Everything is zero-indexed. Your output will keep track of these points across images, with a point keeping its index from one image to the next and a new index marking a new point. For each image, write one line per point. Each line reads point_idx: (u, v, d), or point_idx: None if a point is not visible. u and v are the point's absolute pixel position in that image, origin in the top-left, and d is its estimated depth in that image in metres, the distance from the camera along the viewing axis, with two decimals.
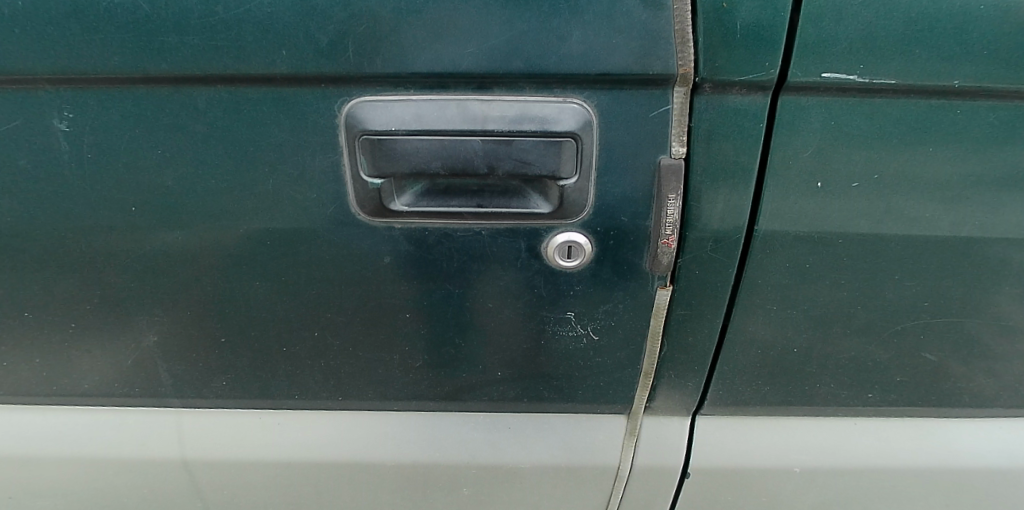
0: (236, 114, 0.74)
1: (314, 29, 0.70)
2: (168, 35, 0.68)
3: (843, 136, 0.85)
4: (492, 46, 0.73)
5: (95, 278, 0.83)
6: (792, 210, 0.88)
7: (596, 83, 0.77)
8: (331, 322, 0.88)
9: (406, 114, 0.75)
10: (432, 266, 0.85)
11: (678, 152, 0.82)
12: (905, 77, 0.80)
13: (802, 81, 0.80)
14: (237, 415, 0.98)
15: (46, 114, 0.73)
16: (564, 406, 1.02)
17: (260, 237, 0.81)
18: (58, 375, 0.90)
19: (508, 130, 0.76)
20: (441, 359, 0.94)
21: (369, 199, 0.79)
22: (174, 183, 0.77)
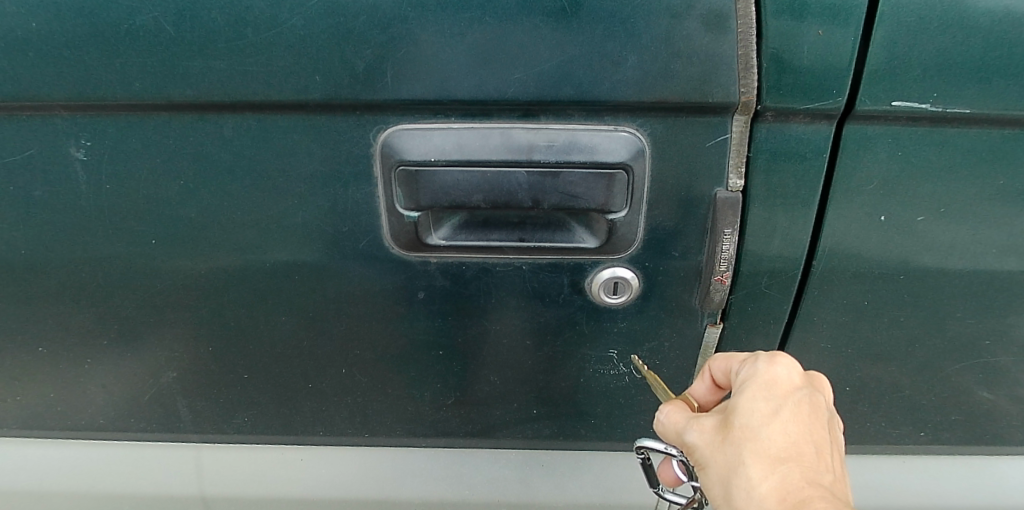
0: (265, 143, 0.69)
1: (350, 53, 0.64)
2: (194, 60, 0.63)
3: (910, 168, 0.79)
4: (541, 72, 0.67)
5: (112, 313, 0.78)
6: (852, 245, 0.83)
7: (650, 111, 0.72)
8: (360, 358, 0.84)
9: (446, 143, 0.70)
10: (468, 302, 0.81)
11: (735, 184, 0.76)
12: (982, 106, 0.73)
13: (871, 110, 0.73)
14: (259, 449, 0.94)
15: (63, 142, 0.68)
16: (600, 443, 0.97)
17: (288, 271, 0.76)
18: (73, 410, 0.86)
19: (555, 161, 0.71)
20: (473, 396, 0.89)
21: (405, 232, 0.74)
22: (196, 215, 0.72)
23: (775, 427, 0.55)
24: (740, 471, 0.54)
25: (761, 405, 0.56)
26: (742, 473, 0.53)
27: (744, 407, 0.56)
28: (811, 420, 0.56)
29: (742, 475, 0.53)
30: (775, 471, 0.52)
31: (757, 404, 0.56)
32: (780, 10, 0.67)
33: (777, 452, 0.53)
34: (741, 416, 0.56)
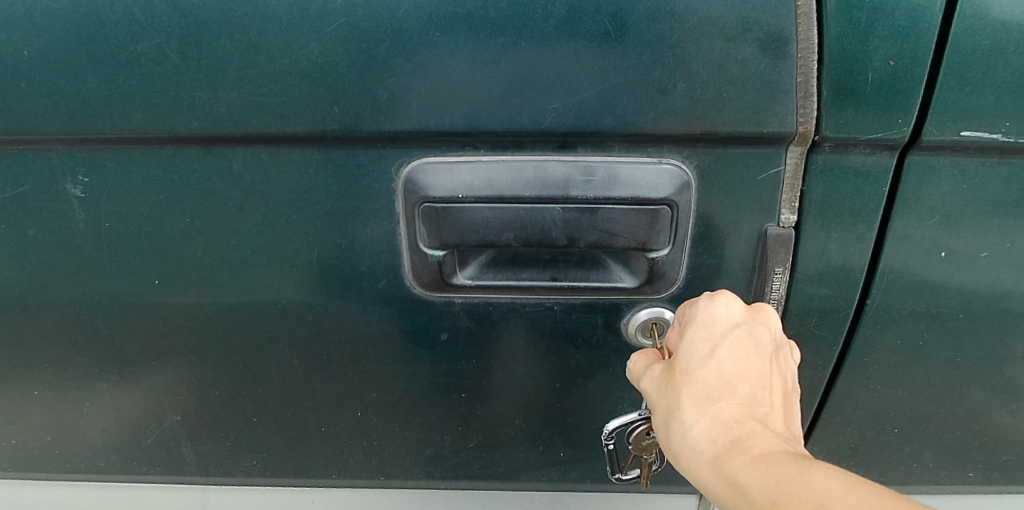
0: (278, 177, 0.63)
1: (372, 82, 0.58)
2: (200, 90, 0.57)
3: (974, 202, 0.70)
4: (580, 101, 0.61)
5: (111, 355, 0.73)
6: (909, 284, 0.76)
7: (697, 142, 0.65)
8: (376, 401, 0.78)
9: (475, 178, 0.64)
10: (494, 343, 0.75)
11: (787, 220, 0.70)
12: None
13: (939, 140, 0.64)
14: (268, 492, 0.88)
15: (58, 177, 0.63)
16: (631, 486, 0.90)
17: (300, 312, 0.71)
18: (71, 453, 0.81)
19: (593, 197, 0.65)
20: (498, 439, 0.83)
21: (428, 272, 0.68)
22: (202, 254, 0.67)
23: (710, 367, 0.53)
24: (679, 410, 0.52)
25: (699, 347, 0.54)
26: (677, 420, 0.52)
27: (684, 349, 0.55)
28: (754, 359, 0.53)
29: (678, 421, 0.52)
30: (706, 412, 0.51)
31: (695, 346, 0.54)
32: (845, 33, 0.60)
33: (709, 391, 0.52)
34: (680, 360, 0.55)
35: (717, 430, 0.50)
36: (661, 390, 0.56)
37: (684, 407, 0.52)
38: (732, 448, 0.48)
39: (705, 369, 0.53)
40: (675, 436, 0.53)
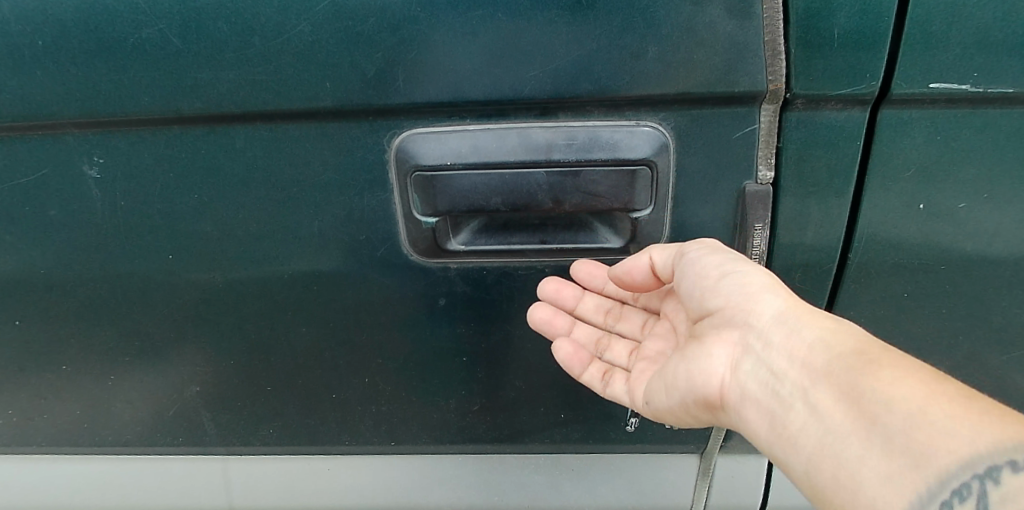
0: (278, 152, 0.67)
1: (360, 58, 0.63)
2: (202, 71, 0.62)
3: (949, 152, 0.72)
4: (558, 68, 0.64)
5: (133, 329, 0.78)
6: (890, 240, 0.77)
7: (674, 104, 0.69)
8: (382, 368, 0.82)
9: (462, 146, 0.68)
10: (491, 306, 0.79)
11: (764, 176, 0.73)
12: None
13: (908, 92, 0.67)
14: (284, 461, 0.92)
15: (74, 159, 0.67)
16: (632, 446, 0.93)
17: (306, 282, 0.75)
18: (103, 425, 0.86)
19: (575, 160, 0.69)
20: (500, 403, 0.87)
21: (423, 239, 0.72)
22: (211, 227, 0.71)
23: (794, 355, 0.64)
24: (883, 409, 0.47)
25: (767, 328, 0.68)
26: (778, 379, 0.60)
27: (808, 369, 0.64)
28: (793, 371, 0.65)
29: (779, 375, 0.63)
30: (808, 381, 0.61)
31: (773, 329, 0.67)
32: None
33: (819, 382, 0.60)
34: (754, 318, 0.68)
35: (917, 444, 0.45)
36: (845, 375, 0.52)
37: (862, 410, 0.49)
38: (917, 455, 0.44)
39: (985, 424, 0.44)
40: (829, 401, 0.52)
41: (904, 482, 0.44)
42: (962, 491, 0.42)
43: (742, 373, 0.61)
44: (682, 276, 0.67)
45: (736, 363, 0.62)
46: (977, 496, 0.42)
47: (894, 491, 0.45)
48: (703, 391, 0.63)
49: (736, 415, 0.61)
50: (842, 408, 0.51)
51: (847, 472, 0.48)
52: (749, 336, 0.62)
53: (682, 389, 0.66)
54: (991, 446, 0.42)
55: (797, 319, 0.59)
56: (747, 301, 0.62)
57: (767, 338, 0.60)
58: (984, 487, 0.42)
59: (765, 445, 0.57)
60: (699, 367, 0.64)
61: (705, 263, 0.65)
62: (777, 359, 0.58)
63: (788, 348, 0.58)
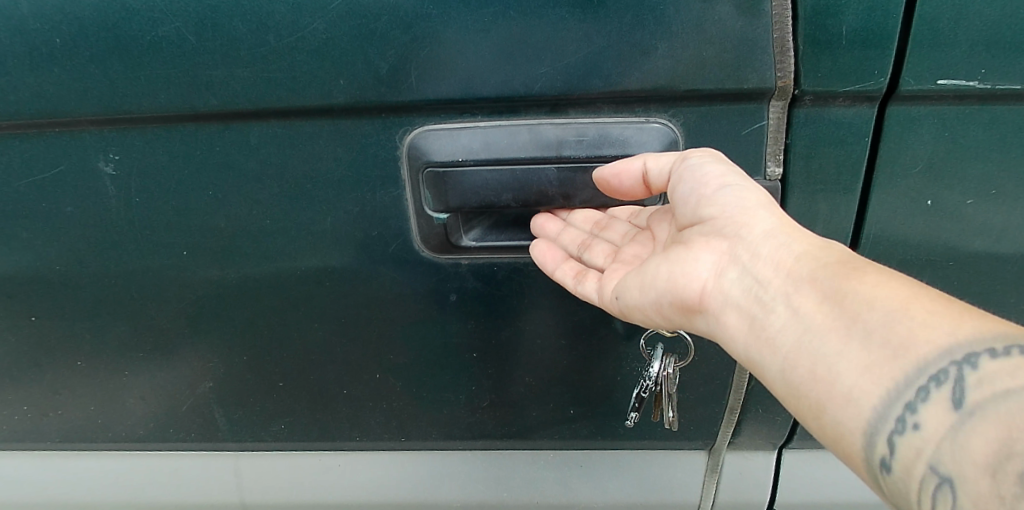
0: (292, 149, 0.68)
1: (374, 55, 0.63)
2: (217, 69, 0.63)
3: (959, 148, 0.72)
4: (569, 64, 0.65)
5: (147, 325, 0.79)
6: (899, 236, 0.77)
7: (683, 100, 0.69)
8: (393, 363, 0.83)
9: (474, 143, 0.68)
10: (501, 303, 0.79)
11: (773, 172, 0.73)
12: None
13: (916, 90, 0.67)
14: (295, 458, 0.93)
15: (91, 156, 0.68)
16: (641, 443, 0.94)
17: (318, 278, 0.76)
18: (117, 421, 0.87)
19: (585, 156, 0.69)
20: (509, 399, 0.87)
21: (435, 235, 0.73)
22: (225, 224, 0.72)
23: None
24: (869, 309, 0.48)
25: None
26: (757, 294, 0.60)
27: None
28: None
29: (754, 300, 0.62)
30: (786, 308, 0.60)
31: None
32: None
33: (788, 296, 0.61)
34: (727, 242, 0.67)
35: (898, 338, 0.46)
36: (831, 281, 0.52)
37: (847, 310, 0.49)
38: (897, 348, 0.45)
39: (966, 321, 0.45)
40: (814, 305, 0.52)
41: (882, 372, 0.45)
42: (939, 376, 0.43)
43: (727, 279, 0.58)
44: (681, 183, 0.62)
45: (721, 269, 0.59)
46: (954, 381, 0.42)
47: (874, 380, 0.46)
48: (683, 294, 0.61)
49: (714, 322, 0.59)
50: (827, 309, 0.51)
51: (827, 368, 0.49)
52: (737, 245, 0.59)
53: (660, 289, 0.62)
54: (971, 338, 0.43)
55: (783, 230, 0.58)
56: (743, 213, 0.59)
57: (754, 246, 0.58)
58: (961, 372, 0.42)
59: (742, 350, 0.56)
60: (684, 270, 0.61)
61: (707, 172, 0.60)
62: (764, 268, 0.56)
63: (775, 258, 0.56)
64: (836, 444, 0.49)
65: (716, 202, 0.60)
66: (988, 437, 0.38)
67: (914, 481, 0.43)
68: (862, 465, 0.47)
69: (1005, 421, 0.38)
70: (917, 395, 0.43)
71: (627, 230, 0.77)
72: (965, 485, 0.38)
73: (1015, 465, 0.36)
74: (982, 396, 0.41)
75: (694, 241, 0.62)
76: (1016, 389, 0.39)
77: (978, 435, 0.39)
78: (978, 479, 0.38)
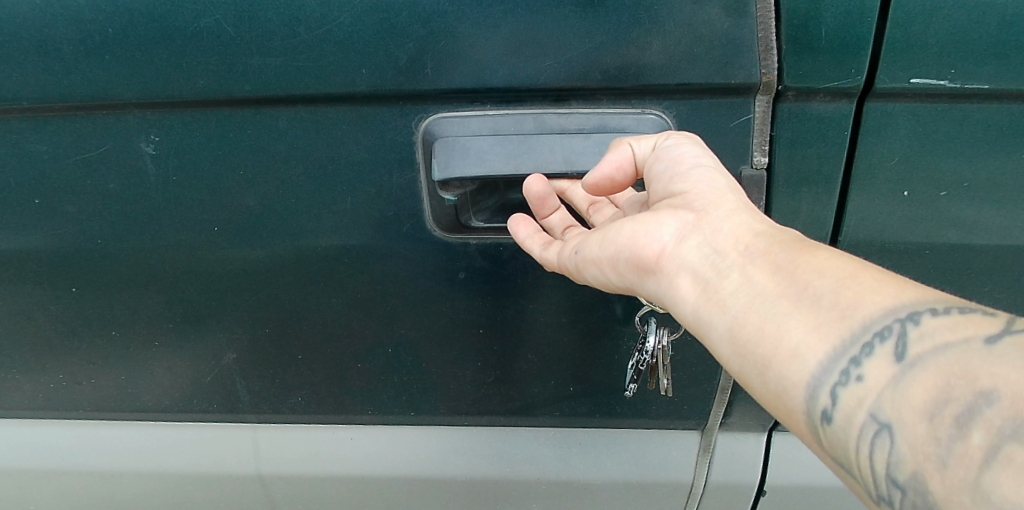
0: (317, 133, 0.75)
1: (393, 47, 0.70)
2: (252, 57, 0.69)
3: (932, 143, 0.77)
4: (571, 58, 0.71)
5: (178, 297, 0.85)
6: (880, 224, 0.83)
7: (675, 94, 0.75)
8: (405, 338, 0.89)
9: (484, 130, 0.74)
10: (507, 281, 0.85)
11: (758, 161, 0.80)
12: (999, 81, 0.72)
13: (890, 87, 0.73)
14: (312, 429, 0.99)
15: (133, 137, 0.74)
16: (637, 421, 0.99)
17: (337, 255, 0.82)
18: (146, 390, 0.93)
19: (585, 143, 0.75)
20: (513, 375, 0.93)
21: (445, 215, 0.79)
22: (253, 202, 0.78)
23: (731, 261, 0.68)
24: (820, 276, 0.52)
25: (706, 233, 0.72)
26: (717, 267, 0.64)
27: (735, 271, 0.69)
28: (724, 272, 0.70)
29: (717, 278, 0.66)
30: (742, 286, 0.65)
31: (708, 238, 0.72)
32: None
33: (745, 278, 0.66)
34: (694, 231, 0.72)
35: (845, 302, 0.50)
36: (787, 255, 0.56)
37: (800, 278, 0.53)
38: (844, 310, 0.50)
39: (908, 289, 0.50)
40: (766, 274, 0.56)
41: (829, 332, 0.50)
42: (884, 333, 0.48)
43: (687, 244, 0.61)
44: (656, 162, 0.67)
45: (683, 236, 0.62)
46: (897, 337, 0.47)
47: (821, 337, 0.50)
48: (642, 254, 0.63)
49: (666, 282, 0.62)
50: (779, 277, 0.55)
51: (775, 325, 0.52)
52: (701, 218, 0.62)
53: (620, 248, 0.65)
54: (912, 301, 0.49)
55: (744, 212, 0.63)
56: (711, 191, 0.64)
57: (718, 221, 0.61)
58: (904, 329, 0.47)
59: (691, 312, 0.59)
60: (646, 232, 0.64)
61: (682, 152, 0.66)
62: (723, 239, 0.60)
63: (734, 234, 0.60)
64: (777, 400, 0.53)
65: (688, 179, 0.64)
66: (926, 385, 0.43)
67: (854, 428, 0.47)
68: (801, 420, 0.51)
69: (941, 372, 0.43)
70: (862, 351, 0.48)
71: (614, 213, 0.80)
72: (902, 429, 0.43)
73: (951, 408, 0.41)
74: (923, 349, 0.46)
75: (661, 211, 0.65)
76: (955, 345, 0.45)
77: (918, 384, 0.44)
78: (915, 423, 0.42)
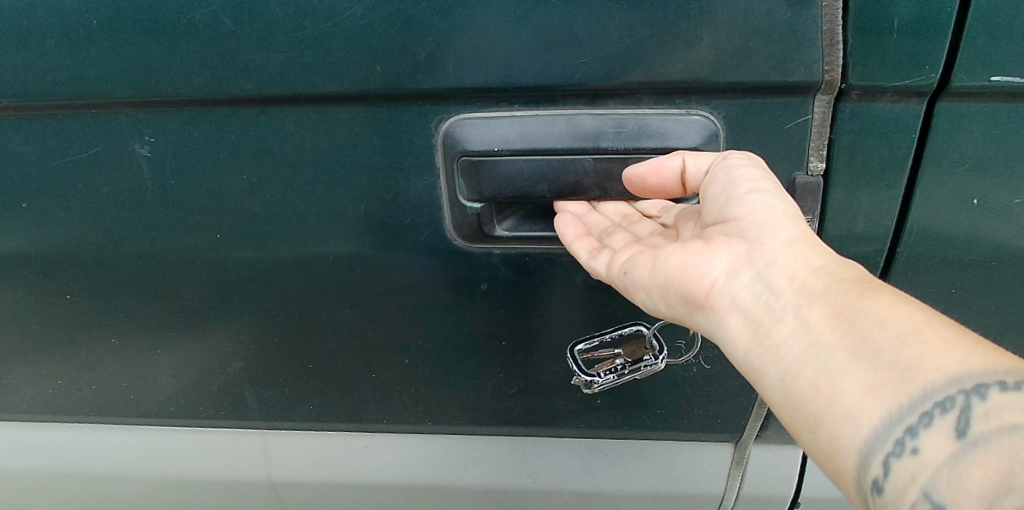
0: (327, 135, 0.68)
1: (411, 41, 0.62)
2: (253, 53, 0.62)
3: (1011, 147, 0.66)
4: (609, 54, 0.63)
5: (180, 306, 0.80)
6: (949, 244, 0.72)
7: (726, 93, 0.66)
8: (421, 349, 0.84)
9: (510, 132, 0.67)
10: (532, 293, 0.79)
11: (816, 167, 0.70)
12: None
13: (968, 86, 0.62)
14: (325, 436, 0.95)
15: (126, 138, 0.68)
16: (666, 433, 0.94)
17: (349, 264, 0.76)
18: (150, 397, 0.89)
19: (623, 148, 0.67)
20: (536, 387, 0.88)
21: (467, 223, 0.72)
22: (258, 208, 0.72)
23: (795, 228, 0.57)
24: (880, 328, 0.46)
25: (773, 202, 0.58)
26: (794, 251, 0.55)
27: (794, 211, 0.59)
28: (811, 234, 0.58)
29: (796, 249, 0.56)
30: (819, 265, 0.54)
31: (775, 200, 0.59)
32: None
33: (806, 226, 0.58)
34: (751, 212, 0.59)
35: (904, 362, 0.44)
36: (845, 298, 0.50)
37: (858, 329, 0.47)
38: (904, 372, 0.44)
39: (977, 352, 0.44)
40: (823, 319, 0.50)
41: (885, 394, 0.44)
42: (945, 404, 0.42)
43: (739, 282, 0.56)
44: (713, 184, 0.61)
45: (735, 271, 0.56)
46: (960, 410, 0.42)
47: (876, 401, 0.44)
48: (690, 286, 0.58)
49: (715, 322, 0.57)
50: (836, 325, 0.49)
51: (827, 382, 0.47)
52: (755, 249, 0.56)
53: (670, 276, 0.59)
54: (978, 367, 0.43)
55: (804, 242, 0.56)
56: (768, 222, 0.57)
57: (772, 252, 0.55)
58: (967, 402, 0.42)
59: (742, 354, 0.54)
60: (696, 262, 0.58)
61: (743, 174, 0.60)
62: (778, 275, 0.54)
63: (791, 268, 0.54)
64: (826, 461, 0.48)
65: (744, 206, 0.58)
66: (989, 471, 0.39)
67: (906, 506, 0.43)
68: (851, 484, 0.47)
69: (1009, 456, 0.39)
70: (919, 421, 0.43)
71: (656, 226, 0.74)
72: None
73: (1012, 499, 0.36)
74: (987, 430, 0.41)
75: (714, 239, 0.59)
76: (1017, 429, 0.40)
77: (978, 466, 0.39)
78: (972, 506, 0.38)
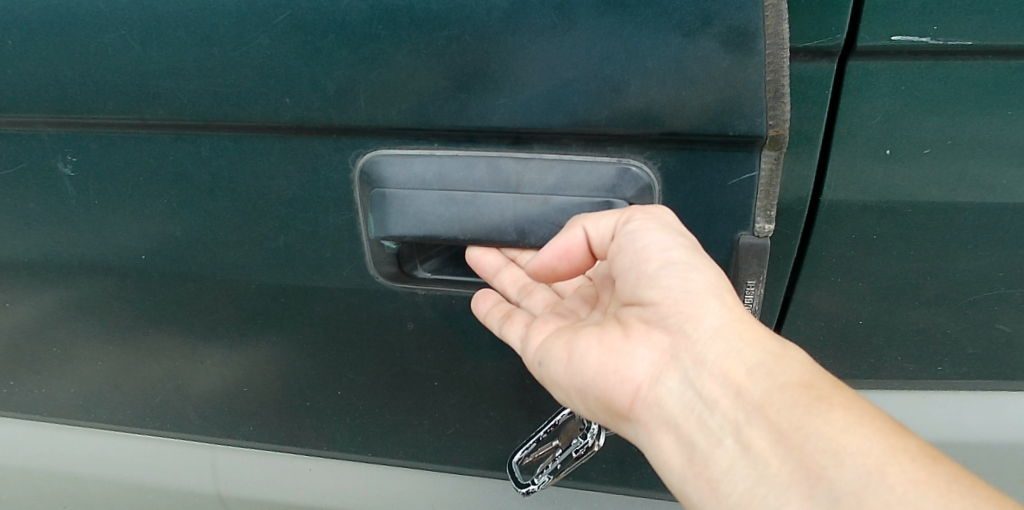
0: (244, 164, 0.66)
1: (319, 74, 0.59)
2: (162, 80, 0.61)
3: (923, 106, 0.57)
4: (529, 96, 0.58)
5: (117, 320, 0.81)
6: (871, 253, 0.66)
7: (661, 143, 0.61)
8: (354, 381, 0.81)
9: (427, 172, 0.64)
10: (461, 336, 0.75)
11: (764, 228, 0.62)
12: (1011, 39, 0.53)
13: (870, 47, 0.55)
14: (271, 455, 0.94)
15: (52, 156, 0.69)
16: (616, 488, 0.88)
17: (274, 293, 0.74)
18: (97, 404, 0.90)
19: (545, 195, 0.63)
20: (476, 429, 0.84)
21: (385, 261, 0.69)
22: (180, 232, 0.71)
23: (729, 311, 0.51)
24: (836, 464, 0.39)
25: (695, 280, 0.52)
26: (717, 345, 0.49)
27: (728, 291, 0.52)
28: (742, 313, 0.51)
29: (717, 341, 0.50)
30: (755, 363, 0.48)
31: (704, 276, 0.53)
32: None
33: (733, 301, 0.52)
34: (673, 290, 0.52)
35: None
36: (790, 415, 0.44)
37: (806, 460, 0.41)
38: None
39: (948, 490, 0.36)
40: (766, 439, 0.44)
41: None
42: None
43: (665, 387, 0.50)
44: (621, 253, 0.55)
45: (659, 373, 0.51)
46: None
47: None
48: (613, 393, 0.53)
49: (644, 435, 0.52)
50: (779, 451, 0.43)
51: None
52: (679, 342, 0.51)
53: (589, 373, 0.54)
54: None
55: (732, 326, 0.50)
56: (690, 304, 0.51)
57: (699, 348, 0.50)
58: None
59: (677, 481, 0.49)
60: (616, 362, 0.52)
61: (649, 241, 0.53)
62: (709, 381, 0.49)
63: (723, 369, 0.48)
64: None
65: (656, 286, 0.52)
66: None
67: None
68: None
69: None
70: None
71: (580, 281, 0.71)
72: None
73: None
74: None
75: (633, 330, 0.53)
76: None
77: None
78: None
